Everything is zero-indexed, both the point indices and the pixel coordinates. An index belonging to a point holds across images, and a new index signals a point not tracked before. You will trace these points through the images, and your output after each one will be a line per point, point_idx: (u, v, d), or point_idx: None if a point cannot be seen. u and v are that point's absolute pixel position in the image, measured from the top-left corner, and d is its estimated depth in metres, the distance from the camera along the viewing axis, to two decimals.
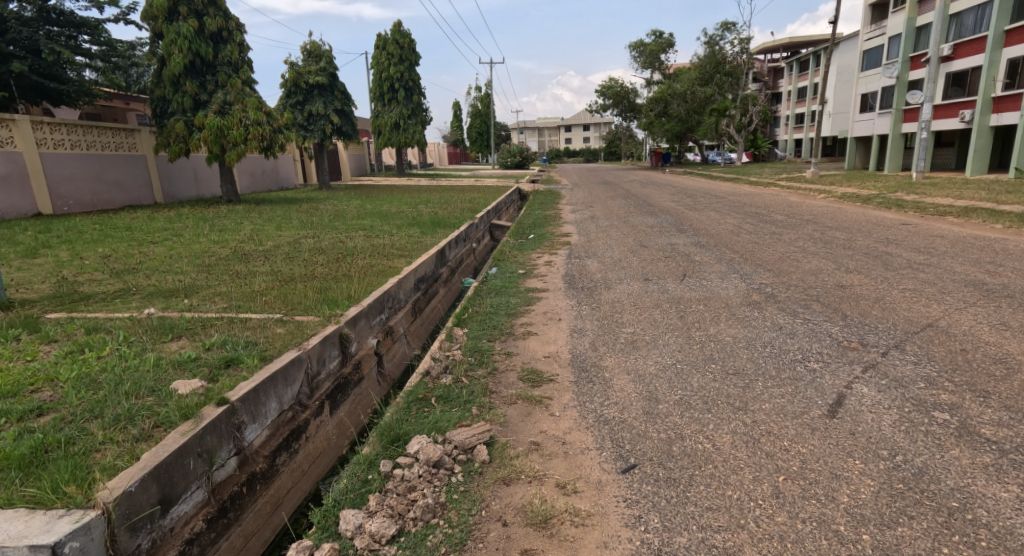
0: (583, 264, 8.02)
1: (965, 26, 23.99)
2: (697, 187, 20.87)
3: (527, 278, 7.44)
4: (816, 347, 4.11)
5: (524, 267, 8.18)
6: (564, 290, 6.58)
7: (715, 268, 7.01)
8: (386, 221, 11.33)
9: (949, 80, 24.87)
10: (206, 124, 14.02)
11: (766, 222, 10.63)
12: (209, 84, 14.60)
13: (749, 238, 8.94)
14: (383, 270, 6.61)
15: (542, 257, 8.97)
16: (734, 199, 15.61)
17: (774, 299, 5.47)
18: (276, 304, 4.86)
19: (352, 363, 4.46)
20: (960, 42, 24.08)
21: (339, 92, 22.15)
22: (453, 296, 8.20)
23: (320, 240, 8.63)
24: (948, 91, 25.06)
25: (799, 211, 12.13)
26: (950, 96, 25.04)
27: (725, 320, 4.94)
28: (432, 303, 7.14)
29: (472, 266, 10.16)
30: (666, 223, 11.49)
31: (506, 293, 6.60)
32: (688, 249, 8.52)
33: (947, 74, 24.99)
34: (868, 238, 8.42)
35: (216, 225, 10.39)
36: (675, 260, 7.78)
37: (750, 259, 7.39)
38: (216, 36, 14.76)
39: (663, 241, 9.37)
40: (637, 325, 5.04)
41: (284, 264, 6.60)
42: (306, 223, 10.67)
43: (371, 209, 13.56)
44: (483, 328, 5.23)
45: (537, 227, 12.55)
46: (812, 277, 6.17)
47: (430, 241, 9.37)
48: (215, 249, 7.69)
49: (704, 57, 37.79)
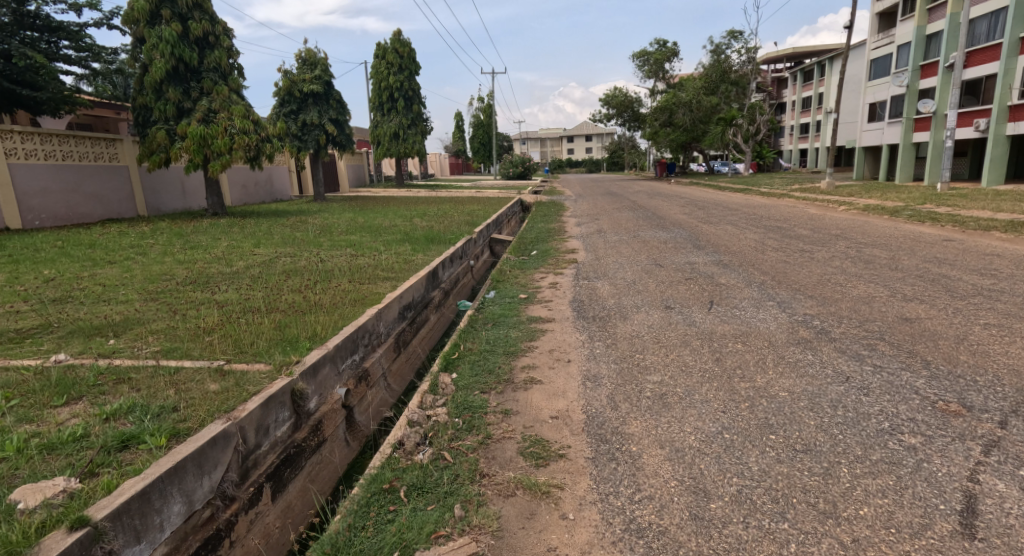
0: (593, 287, 7.10)
1: (978, 34, 23.11)
2: (708, 199, 20.00)
3: (530, 304, 6.53)
4: (903, 411, 3.20)
5: (526, 290, 7.27)
6: (573, 320, 5.67)
7: (747, 294, 6.09)
8: (376, 237, 10.44)
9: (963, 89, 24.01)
10: (188, 132, 13.12)
11: (791, 238, 9.73)
12: (194, 91, 13.74)
13: (778, 257, 8.03)
14: (363, 297, 5.70)
15: (545, 277, 8.06)
16: (749, 212, 14.71)
17: (827, 337, 4.54)
18: (221, 346, 3.93)
19: (308, 425, 3.52)
20: (973, 50, 23.24)
21: (334, 100, 21.39)
22: (445, 325, 7.29)
23: (298, 260, 7.73)
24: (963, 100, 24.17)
25: (823, 225, 11.24)
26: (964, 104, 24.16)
27: (774, 368, 4.00)
28: (420, 335, 6.24)
29: (467, 287, 9.27)
30: (680, 238, 10.59)
31: (506, 324, 5.69)
32: (709, 269, 7.61)
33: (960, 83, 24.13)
34: (913, 256, 7.52)
35: (191, 241, 9.52)
36: (697, 283, 6.85)
37: (784, 283, 6.46)
38: (202, 42, 13.94)
39: (680, 259, 8.48)
40: (665, 372, 4.12)
41: (249, 291, 5.69)
42: (288, 240, 9.78)
43: (363, 223, 12.71)
44: (476, 374, 4.31)
45: (540, 242, 11.67)
46: (866, 306, 5.24)
47: (422, 259, 8.47)
48: (178, 271, 6.81)
49: (710, 66, 37.43)
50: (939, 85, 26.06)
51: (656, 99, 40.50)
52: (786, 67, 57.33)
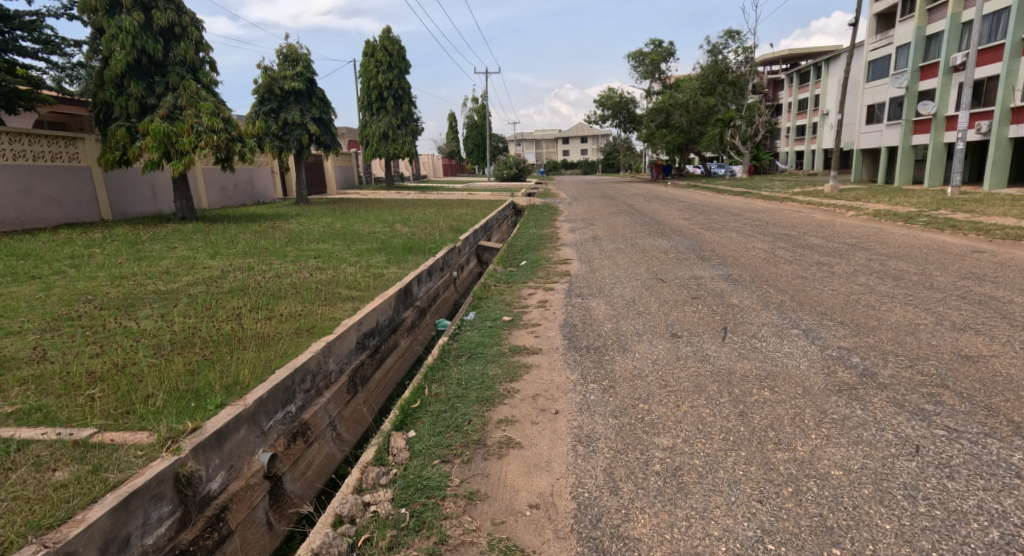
0: (587, 308, 6.22)
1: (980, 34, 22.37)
2: (707, 202, 19.20)
3: (513, 328, 5.65)
4: (1007, 508, 2.35)
5: (510, 310, 6.38)
6: (564, 353, 4.79)
7: (766, 319, 5.22)
8: (351, 246, 9.56)
9: None
10: (150, 130, 12.20)
11: (804, 248, 8.89)
12: (158, 86, 12.84)
13: (795, 272, 7.17)
14: (312, 326, 4.79)
15: (533, 294, 7.18)
16: (753, 217, 13.90)
17: (875, 381, 3.67)
18: (102, 405, 3.06)
19: (203, 518, 2.65)
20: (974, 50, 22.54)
21: (317, 99, 20.44)
22: (418, 351, 6.41)
23: (253, 274, 6.82)
24: None
25: (836, 233, 10.39)
26: None
27: (815, 426, 3.13)
28: (384, 368, 5.35)
29: (448, 302, 8.36)
30: (682, 247, 9.74)
31: (484, 358, 4.79)
32: (718, 286, 6.75)
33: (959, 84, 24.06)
34: (947, 271, 6.67)
35: (142, 251, 8.62)
36: (704, 304, 5.99)
37: (807, 305, 5.60)
38: (168, 33, 13.03)
39: (685, 273, 7.61)
40: (678, 433, 3.26)
41: (176, 316, 4.78)
42: (252, 249, 8.87)
43: (341, 229, 11.82)
44: (438, 433, 3.42)
45: (531, 251, 10.82)
46: (912, 338, 4.37)
47: (395, 272, 7.57)
48: (105, 289, 5.88)
49: (706, 67, 36.47)
50: (939, 86, 25.36)
51: (652, 99, 39.73)
52: (782, 69, 56.77)
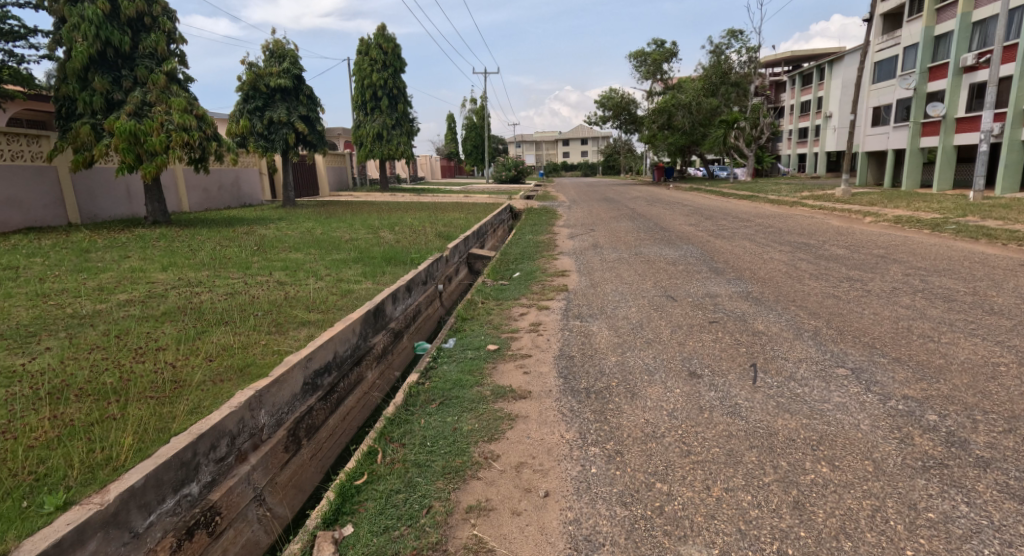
0: (587, 335, 5.33)
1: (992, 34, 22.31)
2: (712, 206, 18.34)
3: (499, 361, 4.76)
4: None
5: (497, 336, 5.49)
6: (559, 400, 3.88)
7: (803, 352, 4.31)
8: (326, 256, 8.67)
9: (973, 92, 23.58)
10: (115, 128, 11.32)
11: (828, 259, 8.00)
12: (125, 80, 11.98)
13: (825, 289, 6.27)
14: (245, 366, 3.90)
15: (523, 313, 6.29)
16: (764, 223, 13.03)
17: (975, 459, 2.74)
18: None
19: None
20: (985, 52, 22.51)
21: (305, 96, 19.53)
22: (389, 384, 5.52)
23: (200, 291, 5.93)
24: (973, 104, 23.71)
25: (859, 241, 9.53)
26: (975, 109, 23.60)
27: (908, 539, 2.26)
28: (341, 410, 4.46)
29: (430, 321, 7.48)
30: (691, 258, 8.85)
31: (459, 405, 3.88)
32: (737, 307, 5.86)
33: (970, 85, 23.67)
34: (1003, 291, 5.78)
35: (89, 262, 7.75)
36: (723, 330, 5.09)
37: (849, 334, 4.67)
38: (136, 23, 12.18)
39: (697, 290, 6.74)
40: (712, 539, 2.39)
41: (75, 351, 3.92)
42: (214, 259, 7.99)
43: (320, 235, 10.96)
44: (378, 533, 2.56)
45: (526, 260, 9.93)
46: (999, 389, 3.46)
47: (368, 288, 6.67)
48: (14, 311, 4.98)
49: (709, 68, 35.54)
50: (948, 87, 24.44)
51: (653, 100, 38.90)
52: (785, 72, 56.09)
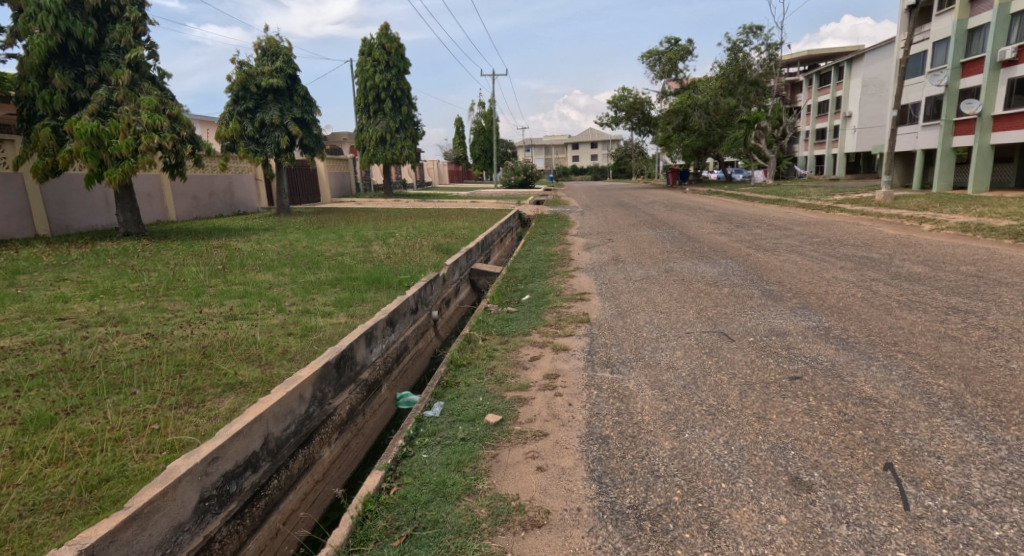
0: (623, 399, 3.92)
1: None
2: (738, 212, 16.87)
3: (503, 444, 3.36)
4: None
5: (501, 398, 4.06)
6: (596, 539, 2.48)
7: (961, 448, 2.87)
8: (299, 277, 7.27)
9: (1013, 87, 21.71)
10: (75, 129, 10.00)
11: (910, 280, 6.51)
12: (88, 76, 10.69)
13: (930, 325, 4.83)
14: (99, 481, 2.50)
15: (535, 358, 4.89)
16: (805, 231, 11.55)
17: None
18: None
19: None
20: None
21: (299, 97, 18.26)
22: (353, 461, 4.12)
23: (119, 332, 4.54)
24: (1012, 99, 21.83)
25: (935, 255, 8.05)
26: (1013, 105, 21.84)
27: None
28: (271, 522, 3.08)
29: (419, 359, 6.06)
30: (735, 278, 7.37)
31: (434, 542, 2.49)
32: (820, 352, 4.44)
33: (1009, 80, 21.88)
34: None
35: (11, 287, 6.38)
36: (815, 396, 3.64)
37: (1012, 406, 3.23)
38: (101, 14, 11.00)
39: (757, 324, 5.31)
40: None
41: None
42: (162, 283, 6.61)
43: (303, 249, 9.64)
44: None
45: (536, 279, 8.49)
46: None
47: (338, 322, 5.28)
48: None
49: (726, 65, 33.39)
50: (984, 83, 22.69)
51: (668, 100, 37.36)
52: (801, 72, 54.53)
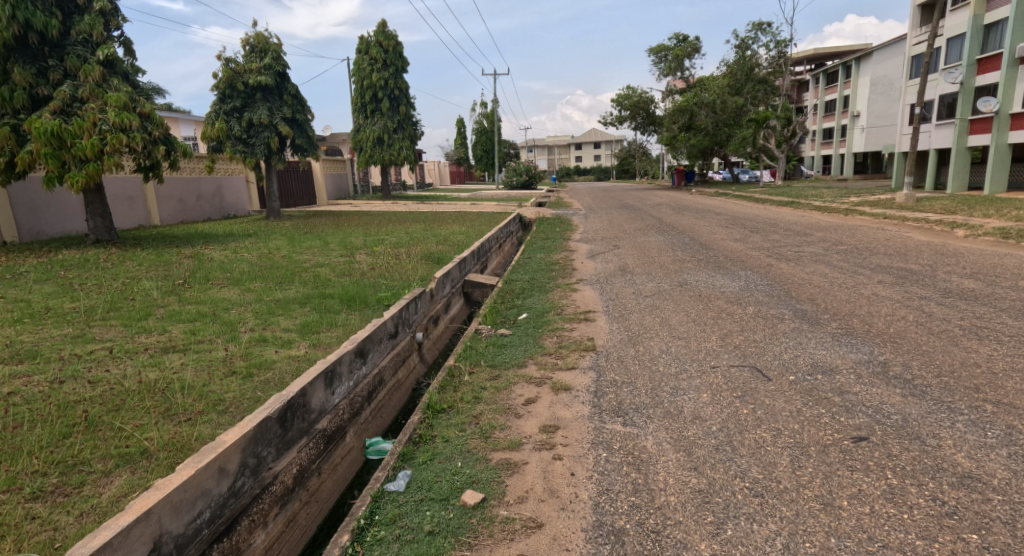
0: (641, 466, 3.06)
1: None
2: (750, 214, 15.95)
3: (483, 544, 2.54)
4: None
5: (485, 462, 3.21)
6: None
7: None
8: (265, 294, 6.41)
9: None
10: (34, 128, 9.16)
11: (967, 300, 5.61)
12: (52, 71, 9.90)
13: (1011, 363, 3.94)
14: None
15: (530, 402, 4.01)
16: (828, 238, 10.65)
17: None
18: None
19: None
20: None
21: (289, 95, 17.45)
22: (299, 541, 3.28)
23: (17, 374, 3.69)
24: None
25: (982, 268, 7.16)
26: None
27: None
28: None
29: (398, 392, 5.20)
30: (760, 294, 6.50)
31: None
32: (885, 400, 3.56)
33: None
34: None
35: None
36: (894, 471, 2.79)
37: None
38: (67, 4, 10.21)
39: (796, 357, 4.42)
40: None
41: None
42: (107, 302, 5.78)
43: (280, 259, 8.79)
44: None
45: (535, 293, 7.62)
46: None
47: (294, 355, 4.41)
48: None
49: (734, 63, 32.42)
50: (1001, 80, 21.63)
51: (672, 99, 36.63)
52: (808, 71, 53.57)
